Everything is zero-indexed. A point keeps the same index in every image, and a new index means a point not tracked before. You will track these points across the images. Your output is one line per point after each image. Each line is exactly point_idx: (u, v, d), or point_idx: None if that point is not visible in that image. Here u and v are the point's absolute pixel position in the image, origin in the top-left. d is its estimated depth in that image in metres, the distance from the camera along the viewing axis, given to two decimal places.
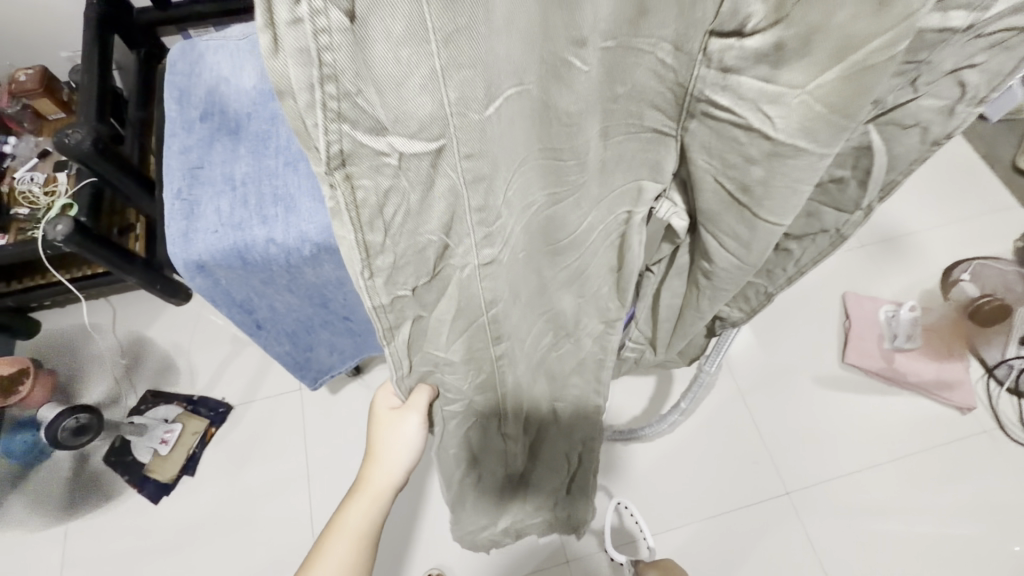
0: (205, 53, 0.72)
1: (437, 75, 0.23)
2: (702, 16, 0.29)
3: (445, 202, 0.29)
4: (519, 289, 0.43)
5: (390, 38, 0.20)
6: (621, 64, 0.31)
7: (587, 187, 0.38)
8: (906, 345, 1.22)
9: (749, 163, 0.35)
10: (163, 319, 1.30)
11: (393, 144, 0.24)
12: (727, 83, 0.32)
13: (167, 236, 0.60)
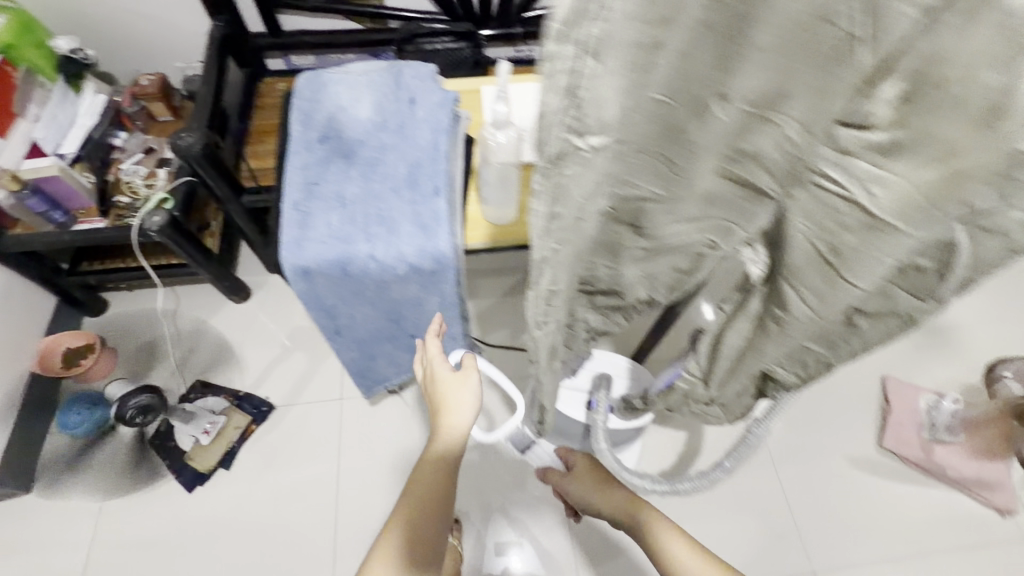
0: (329, 84, 0.80)
1: (628, 89, 0.30)
2: (832, 106, 0.29)
3: (600, 173, 0.37)
4: (587, 245, 0.46)
5: (614, 65, 0.28)
6: (748, 128, 0.33)
7: (683, 203, 0.41)
8: (946, 438, 1.21)
9: (843, 230, 0.35)
10: (221, 314, 1.37)
11: (589, 140, 0.33)
12: (842, 163, 0.31)
13: (281, 241, 0.66)
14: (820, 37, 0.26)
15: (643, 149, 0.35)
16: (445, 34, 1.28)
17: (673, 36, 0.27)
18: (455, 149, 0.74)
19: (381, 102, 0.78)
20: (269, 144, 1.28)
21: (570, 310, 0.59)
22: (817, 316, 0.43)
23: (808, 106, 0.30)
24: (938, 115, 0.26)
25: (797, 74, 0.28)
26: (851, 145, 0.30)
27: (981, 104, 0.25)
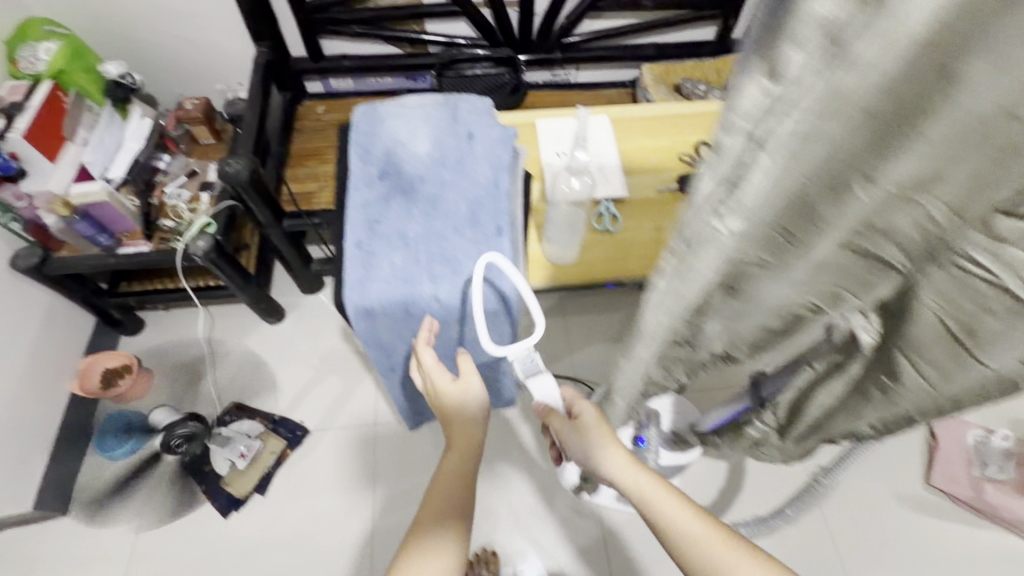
0: (385, 116, 0.79)
1: (780, 176, 0.28)
2: (996, 192, 0.26)
3: (726, 255, 0.34)
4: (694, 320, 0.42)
5: (775, 161, 0.26)
6: (888, 207, 0.31)
7: (792, 270, 0.37)
8: (999, 476, 1.18)
9: (985, 314, 0.32)
10: (256, 335, 1.37)
11: (730, 225, 0.31)
12: (991, 250, 0.29)
13: (345, 282, 0.66)
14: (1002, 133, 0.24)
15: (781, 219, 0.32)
16: (484, 59, 1.28)
17: (838, 123, 0.25)
18: (516, 186, 0.74)
19: (439, 137, 0.77)
20: (309, 167, 1.28)
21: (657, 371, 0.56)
22: (932, 391, 0.39)
23: (964, 191, 0.27)
24: None
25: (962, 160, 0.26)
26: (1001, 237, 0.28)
27: None
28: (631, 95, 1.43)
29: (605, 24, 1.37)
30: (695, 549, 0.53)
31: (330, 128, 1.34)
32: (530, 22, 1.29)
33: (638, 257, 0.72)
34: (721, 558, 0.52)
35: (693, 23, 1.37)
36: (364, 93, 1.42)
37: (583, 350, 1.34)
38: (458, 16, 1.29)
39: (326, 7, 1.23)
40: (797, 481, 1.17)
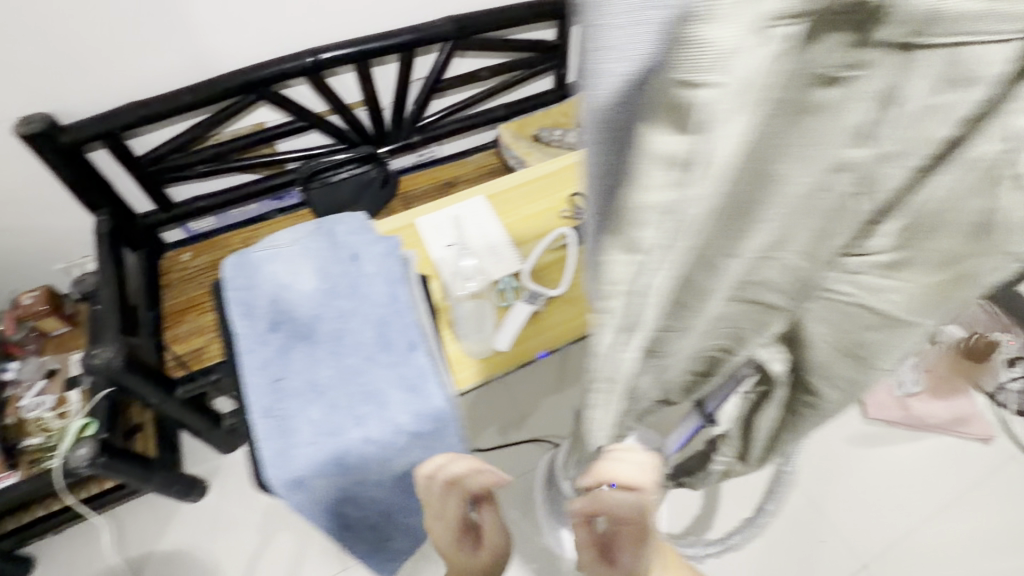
0: (260, 264, 0.74)
1: (719, 302, 0.36)
2: (838, 232, 0.29)
3: (682, 352, 0.42)
4: (611, 423, 0.39)
5: (721, 294, 0.36)
6: (757, 267, 0.33)
7: (696, 329, 0.39)
8: (916, 390, 1.31)
9: (867, 330, 0.35)
10: (180, 520, 1.20)
11: (685, 337, 0.40)
12: (852, 279, 0.33)
13: (262, 459, 0.60)
14: (834, 186, 0.26)
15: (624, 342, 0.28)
16: (348, 162, 1.32)
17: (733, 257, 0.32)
18: (415, 294, 0.72)
19: (324, 268, 0.73)
20: (189, 322, 1.19)
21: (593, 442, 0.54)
22: (850, 400, 0.41)
23: (809, 242, 0.31)
24: (930, 234, 0.28)
25: (806, 217, 0.28)
26: (863, 266, 0.32)
27: (971, 216, 0.27)
28: (497, 154, 1.48)
29: (453, 98, 1.41)
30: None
31: (203, 273, 1.25)
32: (382, 116, 1.31)
33: (541, 317, 0.76)
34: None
35: (532, 79, 1.46)
36: (231, 226, 1.34)
37: (536, 411, 1.32)
38: (309, 129, 1.27)
39: (164, 157, 1.16)
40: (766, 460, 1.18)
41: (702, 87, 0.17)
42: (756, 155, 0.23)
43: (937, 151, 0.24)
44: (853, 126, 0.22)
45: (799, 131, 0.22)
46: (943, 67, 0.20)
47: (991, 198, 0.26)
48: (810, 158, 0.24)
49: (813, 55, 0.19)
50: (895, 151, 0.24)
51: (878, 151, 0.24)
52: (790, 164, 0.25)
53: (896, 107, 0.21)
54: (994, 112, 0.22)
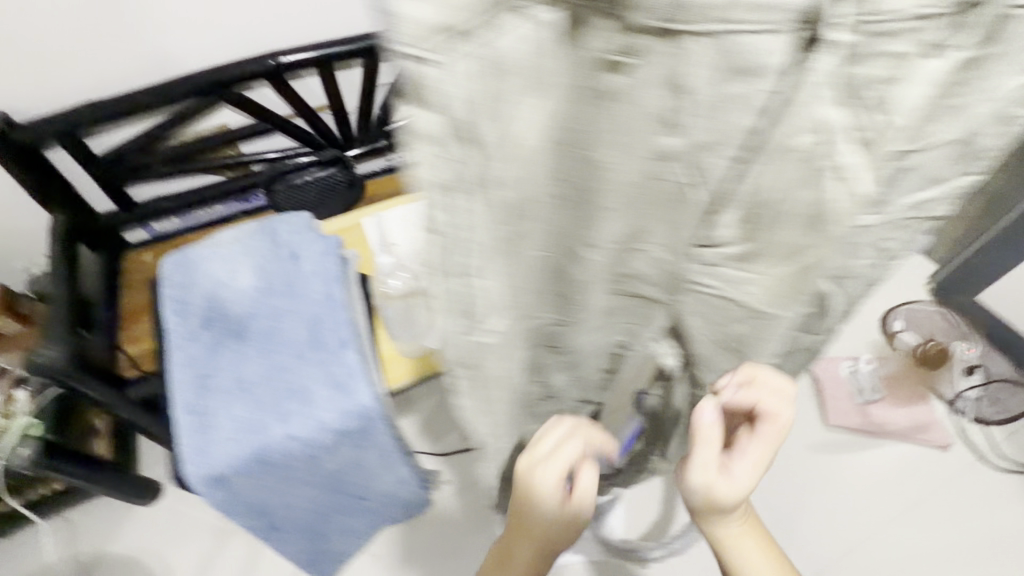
0: (198, 260, 0.73)
1: (596, 294, 0.37)
2: (685, 223, 0.30)
3: (575, 338, 0.44)
4: (496, 404, 0.41)
5: (598, 286, 0.36)
6: (621, 259, 0.33)
7: (581, 318, 0.40)
8: (875, 397, 1.34)
9: (735, 322, 0.36)
10: (131, 523, 1.16)
11: (569, 324, 0.42)
12: (712, 271, 0.33)
13: (181, 455, 0.60)
14: (666, 175, 0.27)
15: (471, 320, 0.31)
16: (311, 165, 1.30)
17: (595, 250, 0.32)
18: (352, 293, 0.71)
19: (261, 266, 0.72)
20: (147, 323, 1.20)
21: (510, 436, 0.54)
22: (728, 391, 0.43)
23: (665, 233, 0.31)
24: (773, 226, 0.29)
25: (647, 207, 0.29)
26: (718, 257, 0.32)
27: (803, 209, 0.28)
28: None
29: None
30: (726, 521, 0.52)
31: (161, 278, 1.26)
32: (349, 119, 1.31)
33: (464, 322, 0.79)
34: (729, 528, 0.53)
35: None
36: (195, 227, 1.34)
37: None
38: (274, 131, 1.27)
39: (124, 156, 1.16)
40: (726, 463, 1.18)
41: (425, 64, 0.19)
42: (565, 138, 0.24)
43: (749, 138, 0.25)
44: (654, 112, 0.23)
45: (603, 115, 0.23)
46: (715, 54, 0.20)
47: (817, 186, 0.26)
48: (627, 146, 0.25)
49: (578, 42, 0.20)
50: (708, 140, 0.25)
51: (691, 140, 0.24)
52: (611, 151, 0.25)
53: (687, 95, 0.22)
54: (791, 102, 0.23)
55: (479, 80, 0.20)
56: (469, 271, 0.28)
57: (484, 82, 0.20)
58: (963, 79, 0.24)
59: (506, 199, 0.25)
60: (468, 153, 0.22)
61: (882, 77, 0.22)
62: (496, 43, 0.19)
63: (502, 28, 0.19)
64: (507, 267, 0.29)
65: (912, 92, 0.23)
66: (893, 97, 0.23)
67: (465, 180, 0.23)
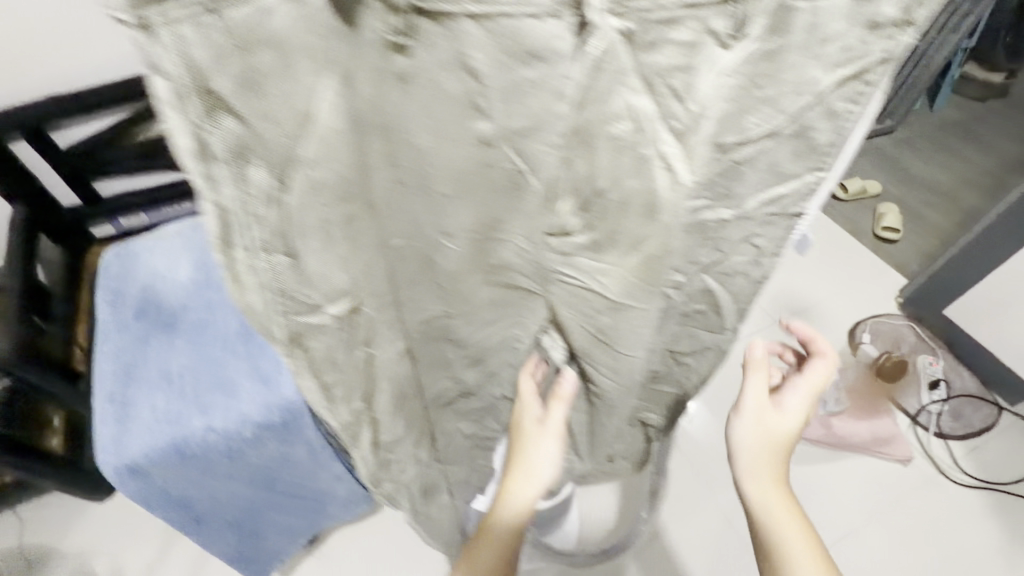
0: (140, 253, 0.74)
1: (473, 286, 0.40)
2: (527, 211, 0.33)
3: (469, 336, 0.45)
4: (360, 392, 0.41)
5: (476, 280, 0.39)
6: (484, 250, 0.36)
7: (469, 313, 0.43)
8: (837, 409, 1.33)
9: (597, 313, 0.39)
10: (81, 522, 1.13)
11: (455, 321, 0.43)
12: (571, 262, 0.36)
13: (96, 444, 0.60)
14: (497, 165, 0.29)
15: (283, 303, 0.30)
16: None
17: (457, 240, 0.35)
18: None
19: (201, 259, 0.72)
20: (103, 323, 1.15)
21: (423, 427, 0.55)
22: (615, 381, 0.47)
23: (520, 224, 0.34)
24: (614, 215, 0.31)
25: (489, 199, 0.32)
26: (570, 248, 0.35)
27: (642, 197, 0.30)
28: None
29: None
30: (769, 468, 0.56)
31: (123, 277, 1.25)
32: None
33: None
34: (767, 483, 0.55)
35: None
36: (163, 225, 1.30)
37: None
38: None
39: (87, 152, 1.13)
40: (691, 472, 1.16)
41: (147, 28, 0.18)
42: (376, 121, 0.27)
43: (570, 126, 0.27)
44: (459, 97, 0.26)
45: (411, 100, 0.26)
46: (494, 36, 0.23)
47: (644, 174, 0.29)
48: (452, 136, 0.28)
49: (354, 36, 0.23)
50: (526, 128, 0.27)
51: (503, 126, 0.27)
52: (435, 140, 0.28)
53: (484, 78, 0.25)
54: (587, 89, 0.25)
55: (232, 55, 0.20)
56: (277, 256, 0.27)
57: (241, 58, 0.20)
58: (768, 68, 0.26)
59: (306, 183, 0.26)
60: (230, 125, 0.22)
61: (671, 67, 0.24)
62: (260, 21, 0.20)
63: (271, 9, 0.20)
64: (332, 254, 0.30)
65: (708, 82, 0.25)
66: (691, 86, 0.25)
67: (239, 157, 0.23)
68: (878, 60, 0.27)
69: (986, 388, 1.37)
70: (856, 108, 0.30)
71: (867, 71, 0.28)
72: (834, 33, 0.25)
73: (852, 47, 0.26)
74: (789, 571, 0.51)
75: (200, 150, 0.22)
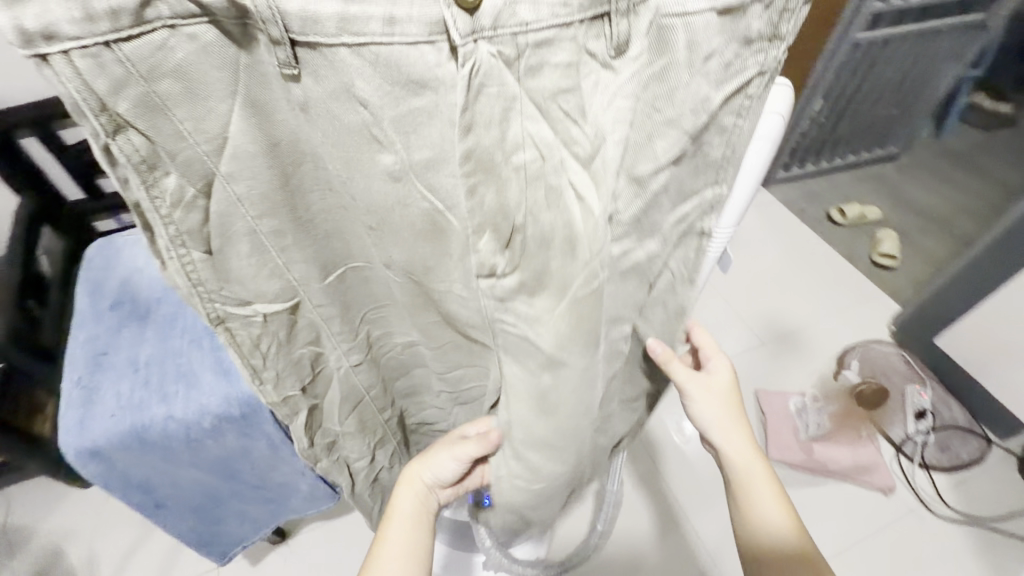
0: (123, 248, 0.78)
1: (410, 298, 0.47)
2: (449, 240, 0.39)
3: (408, 336, 0.53)
4: (295, 378, 0.47)
5: (405, 293, 0.47)
6: (420, 266, 0.41)
7: (404, 318, 0.50)
8: (819, 434, 1.32)
9: (540, 361, 0.41)
10: (63, 507, 1.15)
11: (402, 331, 0.53)
12: (508, 308, 0.38)
13: (61, 426, 0.62)
14: (413, 203, 0.36)
15: (199, 291, 0.35)
16: None
17: (386, 251, 0.42)
18: None
19: None
20: None
21: (363, 412, 0.57)
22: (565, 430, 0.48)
23: (433, 246, 0.40)
24: (537, 254, 0.35)
25: (405, 224, 0.38)
26: (505, 292, 0.37)
27: (560, 237, 0.35)
28: None
29: None
30: (727, 440, 0.62)
31: None
32: None
33: None
34: (735, 450, 0.61)
35: None
36: None
37: None
38: None
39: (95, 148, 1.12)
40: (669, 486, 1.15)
41: (48, 58, 0.24)
42: (288, 145, 0.33)
43: (465, 154, 0.31)
44: (359, 127, 0.32)
45: (316, 127, 0.33)
46: (365, 65, 0.29)
47: (560, 203, 0.34)
48: (365, 167, 0.34)
49: (254, 59, 0.29)
50: (430, 158, 0.33)
51: (406, 156, 0.33)
52: (347, 169, 0.35)
53: (376, 107, 0.31)
54: (471, 114, 0.30)
55: (136, 82, 0.26)
56: (195, 249, 0.33)
57: (146, 85, 0.26)
58: (659, 85, 0.32)
59: (225, 193, 0.32)
60: (136, 138, 0.28)
61: (563, 88, 0.31)
62: (164, 56, 0.26)
63: (170, 46, 0.26)
64: (257, 258, 0.37)
65: (604, 101, 0.32)
66: (588, 107, 0.32)
67: (148, 166, 0.29)
68: (756, 73, 0.34)
69: (976, 421, 1.35)
70: (742, 123, 0.36)
71: (748, 84, 0.34)
72: (712, 50, 0.31)
73: (732, 61, 0.32)
74: (760, 520, 0.59)
75: (106, 153, 0.27)
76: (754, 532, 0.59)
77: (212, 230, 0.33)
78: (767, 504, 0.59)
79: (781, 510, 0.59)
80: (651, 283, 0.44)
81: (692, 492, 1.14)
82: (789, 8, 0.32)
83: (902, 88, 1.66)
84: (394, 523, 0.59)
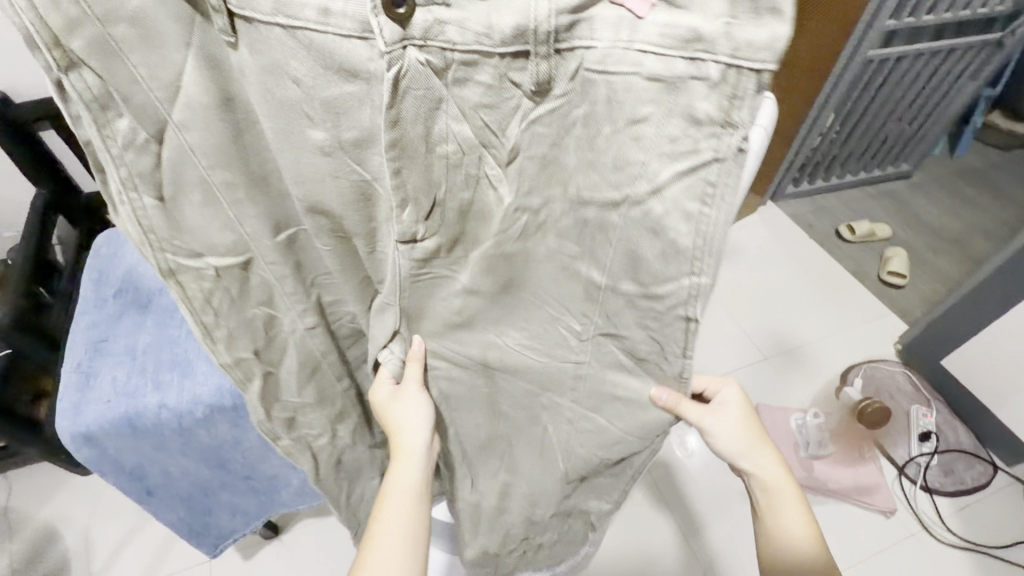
0: (128, 237, 0.79)
1: (361, 279, 0.48)
2: (376, 211, 0.42)
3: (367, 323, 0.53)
4: (247, 339, 0.49)
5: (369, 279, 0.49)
6: (370, 237, 0.44)
7: (362, 302, 0.51)
8: (821, 452, 1.29)
9: (454, 300, 0.47)
10: (62, 494, 1.17)
11: (357, 309, 0.51)
12: (428, 267, 0.44)
13: (58, 409, 0.63)
14: (344, 171, 0.39)
15: (150, 239, 0.40)
16: None
17: (335, 229, 0.43)
18: None
19: None
20: None
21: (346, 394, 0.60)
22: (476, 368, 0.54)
23: (362, 213, 0.42)
24: (453, 221, 0.41)
25: (335, 193, 0.40)
26: (423, 255, 0.42)
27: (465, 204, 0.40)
28: None
29: None
30: (755, 463, 0.59)
31: None
32: None
33: None
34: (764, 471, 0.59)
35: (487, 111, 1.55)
36: None
37: None
38: None
39: None
40: (664, 499, 1.14)
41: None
42: (241, 104, 0.37)
43: (391, 141, 0.35)
44: (292, 101, 0.35)
45: (251, 90, 0.36)
46: (297, 47, 0.33)
47: (477, 186, 0.40)
48: (294, 139, 0.37)
49: (206, 25, 0.33)
50: (359, 138, 0.37)
51: (335, 135, 0.37)
52: (282, 142, 0.38)
53: (308, 86, 0.34)
54: (399, 110, 0.34)
55: (91, 23, 0.31)
56: (144, 191, 0.38)
57: (101, 27, 0.31)
58: (588, 133, 0.37)
59: (177, 141, 0.36)
60: (89, 76, 0.32)
61: (484, 103, 0.35)
62: (120, 3, 0.31)
63: None
64: (210, 210, 0.40)
65: (524, 127, 0.36)
66: (508, 126, 0.36)
67: (100, 105, 0.34)
68: (710, 157, 0.34)
69: (982, 446, 1.32)
70: (707, 210, 0.36)
71: (705, 169, 0.35)
72: (642, 115, 0.34)
73: (679, 138, 0.34)
74: (794, 541, 0.57)
75: (60, 85, 0.33)
76: (796, 558, 0.57)
77: (164, 176, 0.38)
78: (798, 522, 0.58)
79: (813, 527, 0.58)
80: (614, 323, 0.46)
81: (687, 504, 1.13)
82: (738, 95, 0.32)
83: (913, 105, 1.65)
84: (392, 531, 0.54)
